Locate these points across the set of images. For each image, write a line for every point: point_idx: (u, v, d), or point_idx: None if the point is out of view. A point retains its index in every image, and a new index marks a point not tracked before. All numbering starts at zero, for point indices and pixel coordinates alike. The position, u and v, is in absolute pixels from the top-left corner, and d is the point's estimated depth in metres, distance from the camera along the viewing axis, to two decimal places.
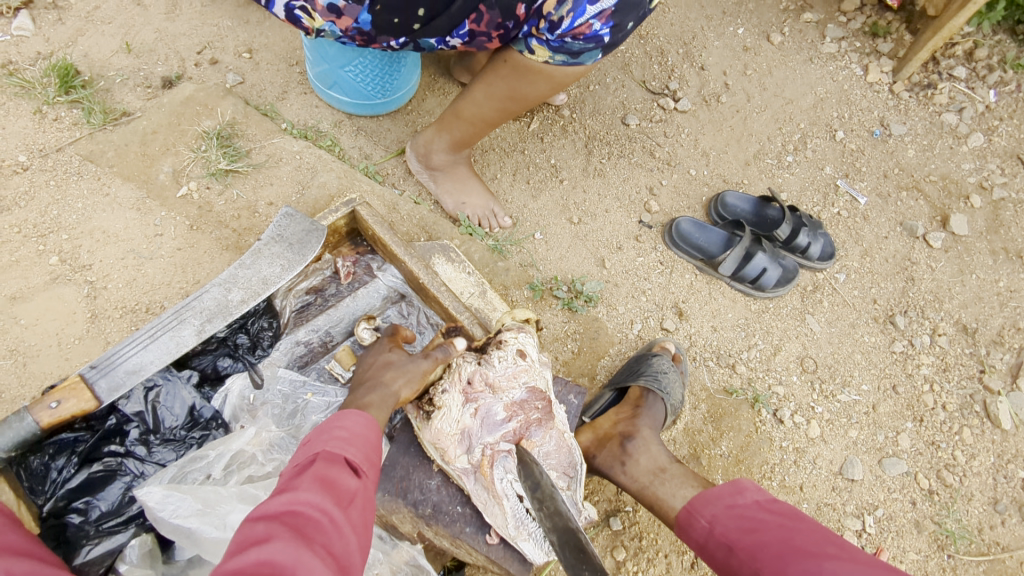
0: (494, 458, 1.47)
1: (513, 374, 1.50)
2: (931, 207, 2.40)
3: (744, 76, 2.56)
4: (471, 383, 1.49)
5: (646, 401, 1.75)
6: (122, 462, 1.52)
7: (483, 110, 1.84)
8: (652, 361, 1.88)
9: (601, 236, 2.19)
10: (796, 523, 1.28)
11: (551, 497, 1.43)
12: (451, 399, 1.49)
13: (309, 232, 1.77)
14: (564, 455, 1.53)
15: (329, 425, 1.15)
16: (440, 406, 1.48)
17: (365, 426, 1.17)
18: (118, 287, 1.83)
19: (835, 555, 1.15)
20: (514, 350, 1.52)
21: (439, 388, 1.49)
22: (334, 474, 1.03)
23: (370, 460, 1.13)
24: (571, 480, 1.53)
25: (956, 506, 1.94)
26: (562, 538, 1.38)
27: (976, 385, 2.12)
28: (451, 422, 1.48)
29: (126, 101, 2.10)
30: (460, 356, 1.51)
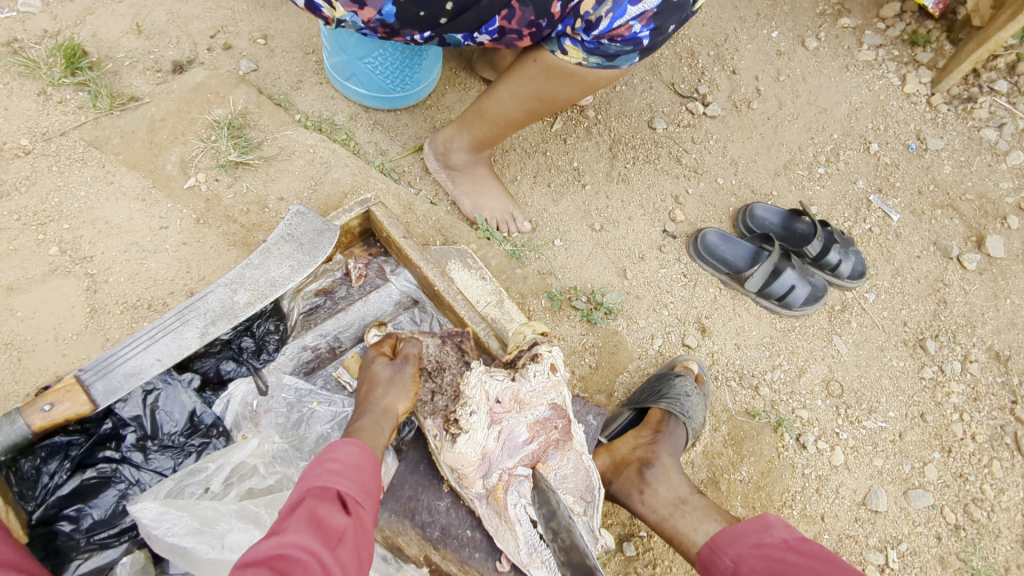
0: (510, 483, 1.38)
1: (544, 392, 1.43)
2: (966, 227, 2.31)
3: (776, 81, 2.46)
4: (498, 403, 1.40)
5: (667, 426, 1.67)
6: (117, 469, 1.45)
7: (509, 110, 1.75)
8: (675, 381, 1.79)
9: (623, 244, 2.10)
10: (828, 567, 1.20)
11: (567, 529, 1.35)
12: (478, 421, 1.38)
13: (320, 232, 1.69)
14: (582, 479, 1.44)
15: (322, 456, 1.08)
16: (467, 430, 1.36)
17: (359, 454, 1.11)
18: (120, 281, 1.75)
19: None
20: (548, 364, 1.43)
21: (466, 410, 1.38)
22: (326, 511, 0.96)
23: (366, 490, 1.06)
24: (587, 505, 1.43)
25: (983, 543, 1.84)
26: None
27: (1008, 416, 2.01)
28: (474, 447, 1.37)
29: (134, 85, 2.02)
30: (488, 373, 1.42)
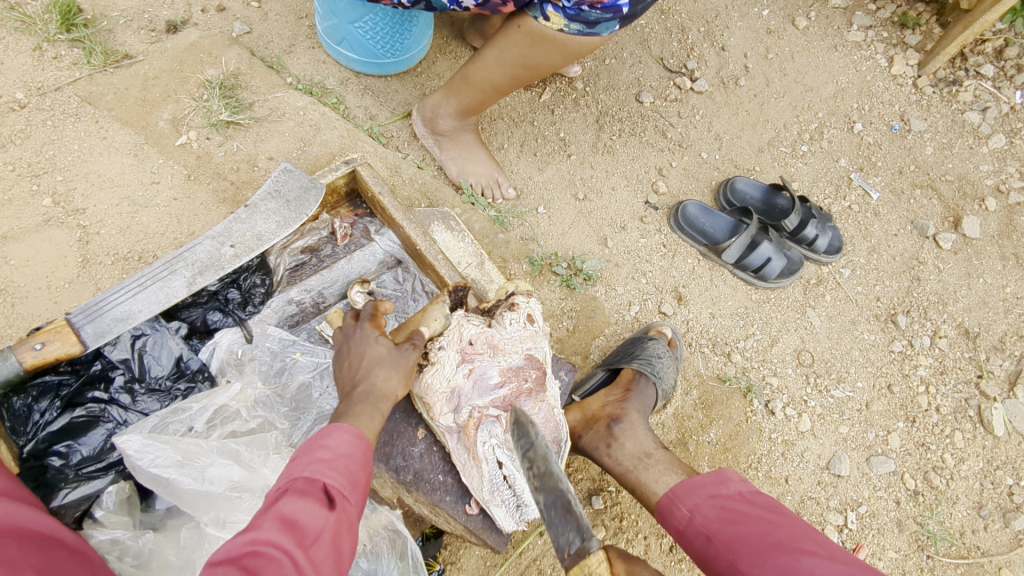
0: (480, 421, 1.44)
1: (519, 338, 1.50)
2: (944, 207, 2.35)
3: (765, 59, 2.49)
4: (472, 345, 1.47)
5: (637, 385, 1.73)
6: (105, 409, 1.51)
7: (493, 76, 1.79)
8: (647, 344, 1.85)
9: (605, 214, 2.15)
10: (777, 518, 1.30)
11: (544, 459, 1.27)
12: (447, 356, 1.45)
13: (306, 189, 1.74)
14: (552, 429, 1.50)
15: (313, 444, 1.06)
16: (435, 362, 1.45)
17: (350, 446, 1.08)
18: (111, 234, 1.80)
19: (815, 552, 1.19)
20: (525, 314, 1.52)
21: (436, 344, 1.46)
22: (306, 505, 0.94)
23: (355, 483, 1.04)
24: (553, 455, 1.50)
25: (940, 509, 1.92)
26: (550, 499, 1.20)
27: (972, 390, 2.08)
28: (441, 379, 1.45)
29: (128, 44, 2.05)
30: (466, 318, 1.49)
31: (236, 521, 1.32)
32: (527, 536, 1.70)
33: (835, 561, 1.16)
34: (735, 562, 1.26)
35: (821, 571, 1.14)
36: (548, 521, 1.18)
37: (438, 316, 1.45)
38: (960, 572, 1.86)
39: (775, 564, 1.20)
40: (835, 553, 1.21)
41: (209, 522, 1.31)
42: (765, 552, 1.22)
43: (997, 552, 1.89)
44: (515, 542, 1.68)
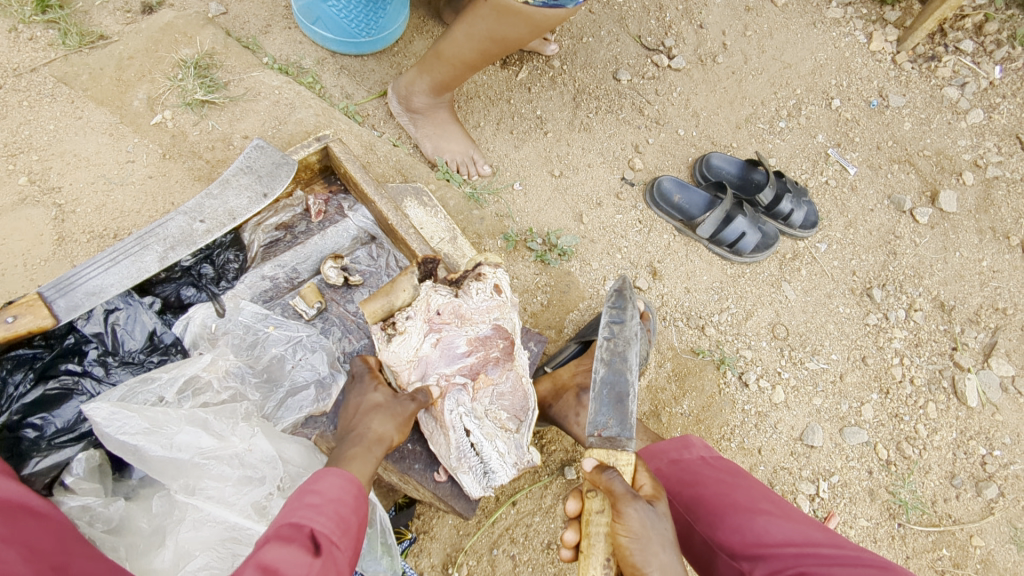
0: (447, 390, 1.46)
1: (487, 308, 1.50)
2: (922, 182, 2.36)
3: (743, 36, 2.49)
4: (440, 315, 1.48)
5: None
6: (79, 381, 1.53)
7: (463, 51, 1.80)
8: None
9: (581, 190, 2.16)
10: (735, 479, 1.34)
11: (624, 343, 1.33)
12: (413, 325, 1.47)
13: (278, 165, 1.75)
14: (518, 398, 1.53)
15: (303, 488, 1.03)
16: (401, 331, 1.46)
17: (342, 490, 1.04)
18: (87, 212, 1.81)
19: (771, 512, 1.25)
20: (492, 284, 1.51)
21: (403, 314, 1.47)
22: (289, 552, 0.90)
23: (344, 529, 1.00)
24: (519, 423, 1.53)
25: (912, 478, 1.94)
26: (610, 379, 1.28)
27: (946, 361, 2.10)
28: (408, 348, 1.46)
29: (104, 25, 2.06)
30: (434, 288, 1.49)
31: (205, 487, 1.33)
32: (500, 506, 1.72)
33: (788, 521, 1.22)
34: (693, 522, 1.31)
35: (775, 530, 1.21)
36: (598, 396, 1.26)
37: (407, 285, 1.47)
38: (931, 539, 1.88)
39: (732, 524, 1.25)
40: (788, 512, 1.27)
41: (179, 489, 1.32)
42: (723, 514, 1.27)
43: (968, 520, 1.91)
44: (488, 512, 1.70)
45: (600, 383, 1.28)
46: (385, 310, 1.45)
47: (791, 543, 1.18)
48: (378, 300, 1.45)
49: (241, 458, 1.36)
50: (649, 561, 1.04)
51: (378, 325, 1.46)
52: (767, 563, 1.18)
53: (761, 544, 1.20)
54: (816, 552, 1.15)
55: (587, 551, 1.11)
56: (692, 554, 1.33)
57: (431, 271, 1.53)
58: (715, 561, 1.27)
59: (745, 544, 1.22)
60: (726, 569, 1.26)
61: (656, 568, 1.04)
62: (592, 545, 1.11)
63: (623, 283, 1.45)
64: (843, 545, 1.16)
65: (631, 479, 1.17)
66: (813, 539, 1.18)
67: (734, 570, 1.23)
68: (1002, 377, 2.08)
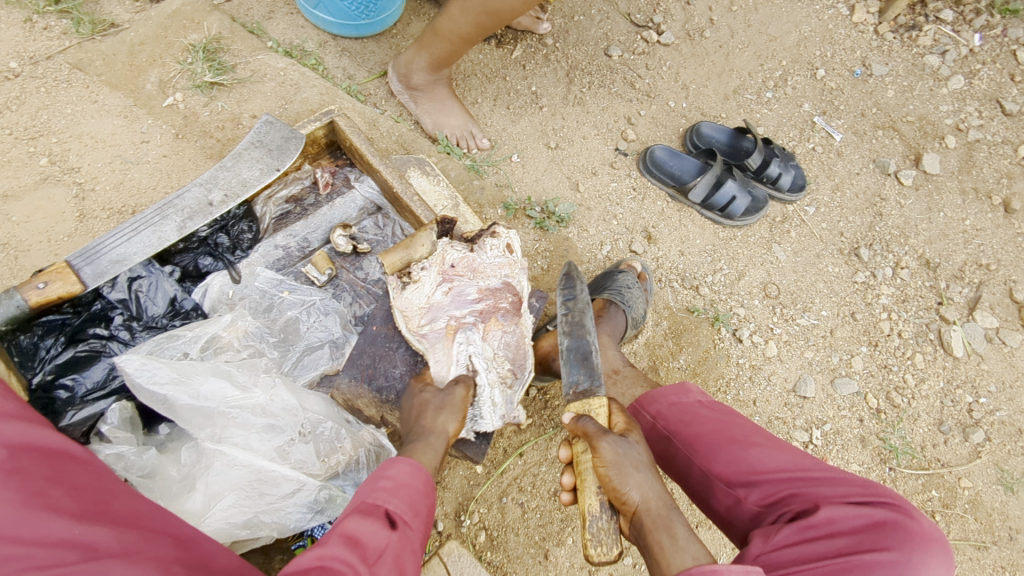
0: (456, 329, 1.56)
1: (498, 263, 1.63)
2: (906, 146, 2.44)
3: (729, 12, 2.57)
4: (454, 267, 1.60)
5: (609, 312, 1.80)
6: (106, 344, 1.61)
7: (460, 25, 1.88)
8: (618, 277, 1.92)
9: (577, 161, 2.24)
10: (732, 418, 1.34)
11: (581, 311, 1.40)
12: (428, 275, 1.59)
13: (287, 139, 1.84)
14: (520, 352, 1.58)
15: (374, 474, 1.06)
16: (416, 280, 1.58)
17: (411, 476, 1.07)
18: (106, 190, 1.90)
19: (765, 444, 1.24)
20: (504, 242, 1.64)
21: (418, 264, 1.60)
22: (366, 527, 0.95)
23: (417, 511, 1.04)
24: (517, 378, 1.57)
25: (901, 425, 2.01)
26: (574, 344, 1.34)
27: (933, 315, 2.18)
28: (420, 295, 1.58)
29: (114, 13, 2.15)
30: (450, 244, 1.62)
31: (231, 435, 1.41)
32: (507, 457, 1.79)
33: (781, 451, 1.22)
34: (691, 460, 1.31)
35: (767, 460, 1.20)
36: (565, 360, 1.33)
37: (426, 241, 1.60)
38: (921, 482, 1.96)
39: (727, 456, 1.25)
40: (782, 444, 1.26)
41: (206, 437, 1.41)
42: (718, 447, 1.27)
43: (956, 464, 1.99)
44: (497, 463, 1.78)
45: (565, 350, 1.34)
46: (403, 262, 1.59)
47: (783, 471, 1.17)
48: (398, 251, 1.58)
49: (263, 407, 1.45)
50: (628, 482, 1.11)
51: (395, 275, 1.59)
52: (761, 490, 1.18)
53: (754, 472, 1.20)
54: (806, 476, 1.15)
55: (583, 487, 1.18)
56: (689, 489, 1.32)
57: (448, 231, 1.65)
58: (711, 492, 1.26)
59: (739, 473, 1.22)
60: (722, 499, 1.25)
61: (635, 487, 1.11)
62: (584, 480, 1.18)
63: (571, 269, 1.53)
64: (832, 469, 1.16)
65: (606, 420, 1.26)
66: (804, 465, 1.18)
67: (730, 499, 1.23)
68: (986, 329, 2.16)
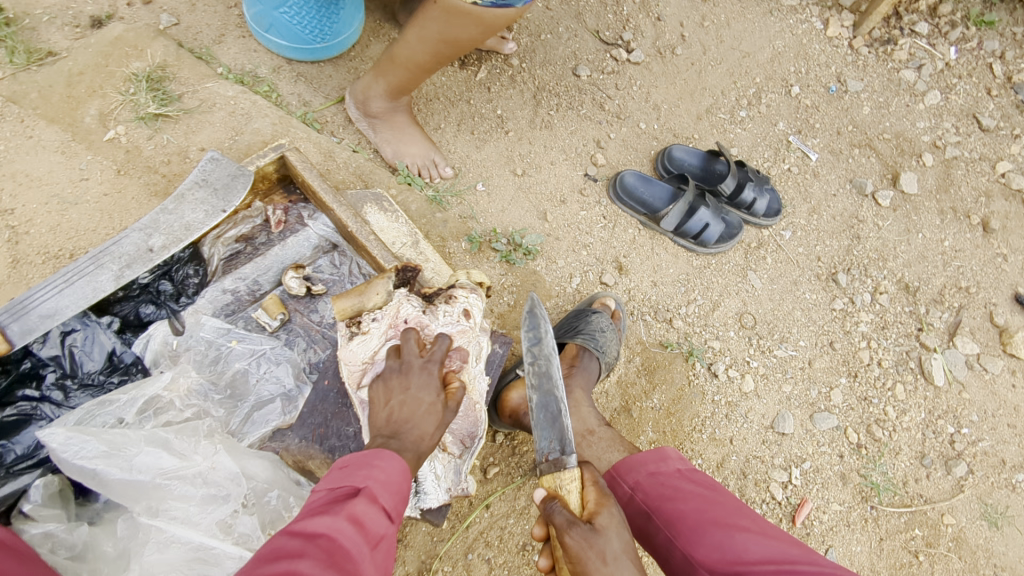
0: None
1: (451, 330, 1.49)
2: (883, 165, 2.38)
3: (701, 27, 2.49)
4: (406, 323, 1.50)
5: (582, 361, 1.72)
6: (37, 406, 1.52)
7: (417, 53, 1.78)
8: (590, 317, 1.82)
9: (544, 188, 2.15)
10: (715, 493, 1.25)
11: (546, 359, 1.36)
12: (378, 327, 1.50)
13: (234, 177, 1.73)
14: (468, 424, 1.48)
15: (371, 459, 1.06)
16: (365, 331, 1.50)
17: (403, 469, 1.07)
18: (41, 233, 1.79)
19: (751, 530, 1.15)
20: (462, 308, 1.52)
21: (369, 315, 1.51)
22: (371, 512, 0.95)
23: (403, 509, 1.04)
24: (464, 450, 1.49)
25: (882, 460, 1.95)
26: (542, 401, 1.29)
27: (913, 343, 2.12)
28: (366, 349, 1.49)
29: (52, 41, 2.02)
30: (406, 297, 1.54)
31: (168, 508, 1.32)
32: (474, 509, 1.71)
33: (768, 537, 1.13)
34: (672, 541, 1.21)
35: (754, 548, 1.11)
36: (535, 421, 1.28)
37: (381, 289, 1.51)
38: (903, 520, 1.89)
39: (711, 541, 1.15)
40: (768, 528, 1.17)
41: (141, 512, 1.30)
42: (702, 529, 1.17)
43: (939, 499, 1.93)
44: (462, 516, 1.69)
45: (535, 409, 1.29)
46: (354, 309, 1.51)
47: (771, 562, 1.08)
48: (351, 297, 1.51)
49: (204, 476, 1.36)
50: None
51: (345, 323, 1.52)
52: None
53: (739, 562, 1.11)
54: (795, 569, 1.06)
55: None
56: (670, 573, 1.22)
57: (409, 279, 1.59)
58: None
59: (725, 562, 1.12)
60: None
61: None
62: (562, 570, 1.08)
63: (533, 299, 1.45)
64: (823, 564, 1.07)
65: (578, 500, 1.14)
66: (791, 556, 1.09)
67: None
68: (967, 356, 2.11)
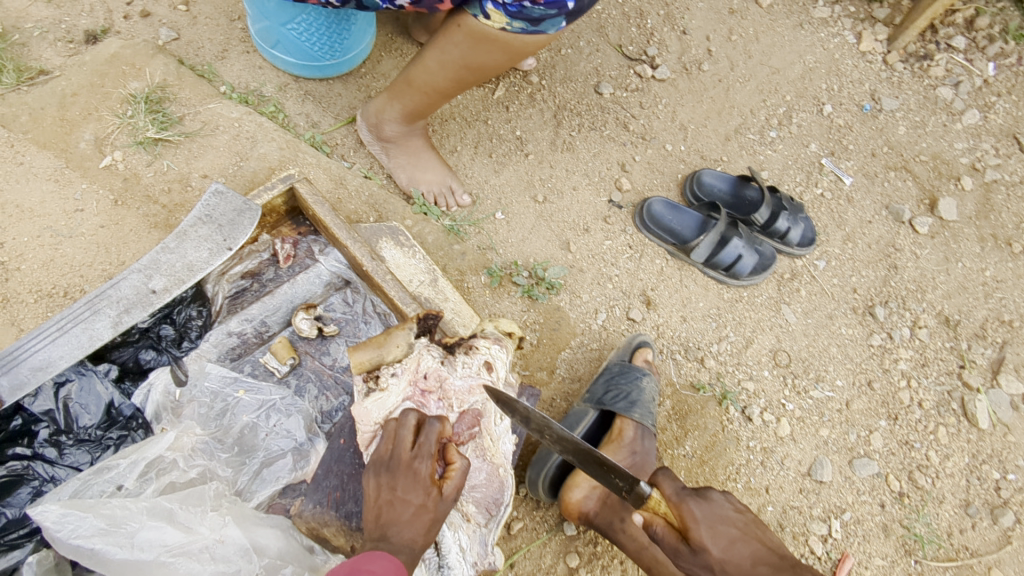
0: None
1: (472, 384, 1.41)
2: (920, 189, 2.26)
3: (729, 41, 2.36)
4: (426, 379, 1.40)
5: (642, 445, 1.57)
6: (29, 466, 1.41)
7: (436, 78, 1.65)
8: (641, 385, 1.66)
9: (567, 216, 2.03)
10: None
11: (546, 424, 1.23)
12: (397, 385, 1.38)
13: (240, 212, 1.61)
14: (492, 491, 1.40)
15: (357, 567, 1.00)
16: (383, 388, 1.38)
17: (396, 568, 1.02)
18: (33, 268, 1.66)
19: None
20: (483, 360, 1.43)
21: (388, 371, 1.39)
22: None
23: None
24: (490, 518, 1.40)
25: (926, 510, 1.85)
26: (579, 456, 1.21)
27: (955, 382, 2.01)
28: (382, 408, 1.37)
29: (44, 58, 1.89)
30: (427, 347, 1.43)
31: None
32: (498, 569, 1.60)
33: None
34: None
35: None
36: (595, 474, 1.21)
37: (402, 341, 1.40)
38: None
39: None
40: None
41: None
42: None
43: (986, 552, 1.83)
44: None
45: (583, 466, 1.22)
46: (373, 362, 1.39)
47: None
48: (368, 350, 1.39)
49: (211, 550, 1.24)
50: None
51: (361, 377, 1.39)
52: None
53: None
54: None
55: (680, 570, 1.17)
56: None
57: (430, 327, 1.46)
58: None
59: None
60: None
61: None
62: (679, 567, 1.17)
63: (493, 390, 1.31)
64: None
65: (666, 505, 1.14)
66: None
67: None
68: (1012, 396, 2.00)
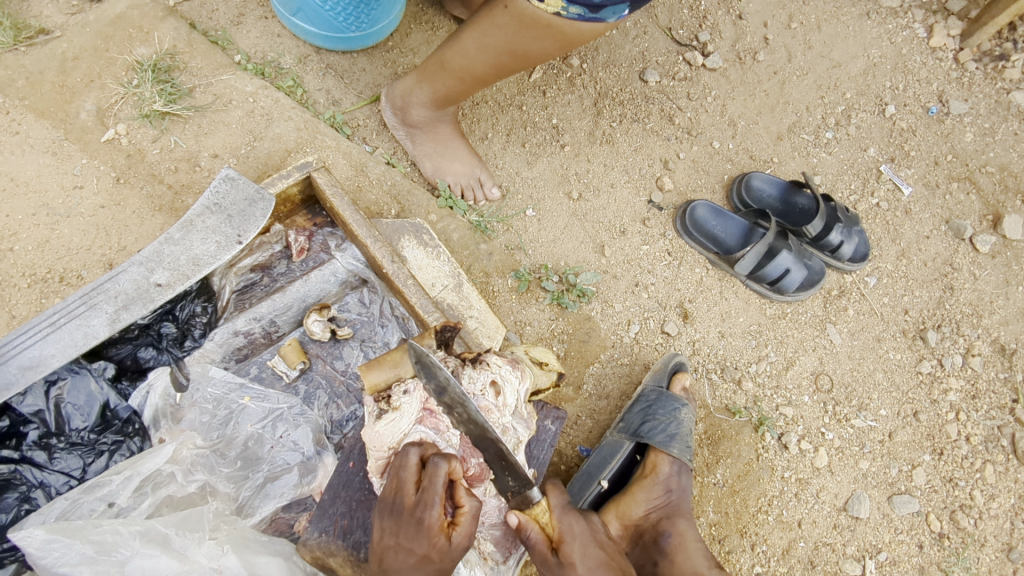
0: None
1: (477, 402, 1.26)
2: (983, 204, 2.07)
3: (788, 29, 2.16)
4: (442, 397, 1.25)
5: (677, 482, 1.50)
6: (16, 470, 1.30)
7: (474, 63, 1.49)
8: (680, 417, 1.60)
9: (602, 216, 1.89)
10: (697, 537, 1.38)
11: (461, 402, 1.21)
12: (410, 404, 1.24)
13: (252, 202, 1.46)
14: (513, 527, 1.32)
15: None
16: (395, 409, 1.24)
17: None
18: (27, 249, 1.54)
19: None
20: (488, 378, 1.30)
21: (400, 388, 1.26)
22: None
23: None
24: (507, 554, 1.33)
25: (966, 553, 1.75)
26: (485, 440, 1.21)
27: (1007, 417, 1.88)
28: (396, 432, 1.23)
29: (44, 15, 1.73)
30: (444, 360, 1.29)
31: None
32: None
33: None
34: None
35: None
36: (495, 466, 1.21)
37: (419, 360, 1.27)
38: None
39: None
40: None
41: None
42: None
43: None
44: None
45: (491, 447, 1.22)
46: (387, 382, 1.25)
47: None
48: (382, 368, 1.25)
49: None
50: None
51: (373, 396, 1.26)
52: None
53: None
54: None
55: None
56: None
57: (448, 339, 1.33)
58: None
59: None
60: None
61: None
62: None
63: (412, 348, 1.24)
64: None
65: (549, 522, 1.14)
66: None
67: None
68: None
